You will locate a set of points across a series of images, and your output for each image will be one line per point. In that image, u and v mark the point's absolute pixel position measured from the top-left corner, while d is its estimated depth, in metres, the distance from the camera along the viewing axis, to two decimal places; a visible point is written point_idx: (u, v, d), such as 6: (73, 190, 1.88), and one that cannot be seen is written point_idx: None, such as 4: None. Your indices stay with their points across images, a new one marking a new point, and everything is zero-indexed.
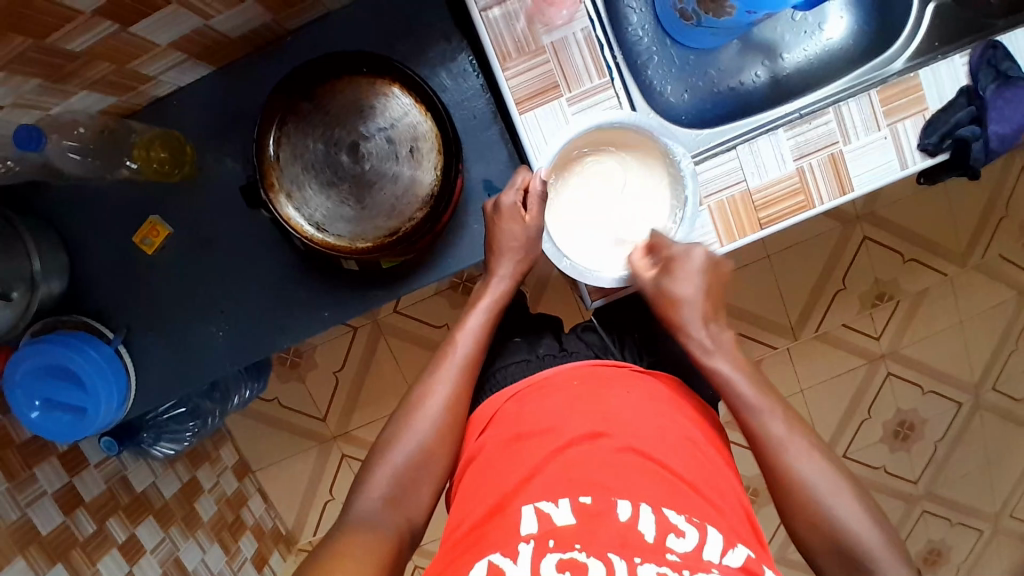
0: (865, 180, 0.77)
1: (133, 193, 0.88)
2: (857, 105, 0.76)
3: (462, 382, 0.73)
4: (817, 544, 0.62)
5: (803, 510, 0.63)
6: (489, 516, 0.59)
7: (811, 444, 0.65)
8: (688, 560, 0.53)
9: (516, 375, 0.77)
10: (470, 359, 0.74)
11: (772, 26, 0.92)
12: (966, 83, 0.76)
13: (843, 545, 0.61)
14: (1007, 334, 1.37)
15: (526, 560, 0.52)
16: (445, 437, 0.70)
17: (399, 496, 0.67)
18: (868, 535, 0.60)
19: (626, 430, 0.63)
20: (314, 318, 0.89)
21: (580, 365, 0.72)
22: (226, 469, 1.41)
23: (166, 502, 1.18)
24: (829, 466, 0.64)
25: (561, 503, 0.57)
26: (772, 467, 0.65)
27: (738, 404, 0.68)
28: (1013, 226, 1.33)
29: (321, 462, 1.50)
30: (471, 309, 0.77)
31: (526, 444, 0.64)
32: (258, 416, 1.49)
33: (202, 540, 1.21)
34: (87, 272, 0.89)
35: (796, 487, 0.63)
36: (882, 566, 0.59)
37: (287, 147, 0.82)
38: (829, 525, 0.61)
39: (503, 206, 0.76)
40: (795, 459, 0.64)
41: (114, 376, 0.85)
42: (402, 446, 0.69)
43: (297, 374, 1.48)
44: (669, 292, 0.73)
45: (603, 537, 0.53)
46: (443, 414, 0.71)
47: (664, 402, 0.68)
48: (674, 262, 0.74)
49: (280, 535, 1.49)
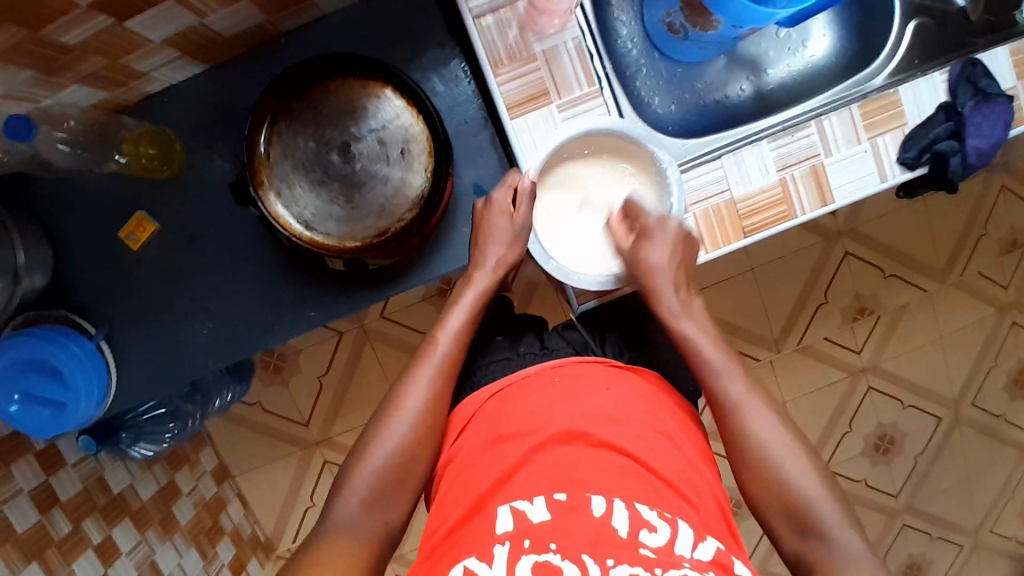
0: (844, 193, 0.78)
1: (121, 189, 0.88)
2: (839, 119, 0.78)
3: (442, 383, 0.72)
4: (777, 517, 0.64)
5: (758, 472, 0.65)
6: (467, 517, 0.60)
7: (770, 410, 0.68)
8: (660, 556, 0.54)
9: (497, 373, 0.78)
10: (450, 359, 0.74)
11: (757, 42, 0.94)
12: (946, 99, 0.79)
13: (793, 506, 0.63)
14: (986, 350, 1.40)
15: (501, 561, 0.53)
16: (422, 439, 0.69)
17: (378, 499, 0.67)
18: (818, 497, 0.63)
19: (603, 426, 0.64)
20: (300, 319, 0.89)
21: (552, 364, 0.73)
22: (206, 473, 1.39)
23: (143, 505, 1.16)
24: (786, 432, 0.67)
25: (536, 501, 0.57)
26: (730, 430, 0.68)
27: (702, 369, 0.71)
28: (991, 244, 1.36)
29: (303, 467, 1.48)
30: (452, 307, 0.77)
31: (505, 444, 0.65)
32: (240, 419, 1.47)
33: (179, 545, 1.19)
34: (72, 267, 0.88)
35: (751, 449, 0.66)
36: (829, 527, 0.61)
37: (278, 144, 0.83)
38: (780, 485, 0.64)
39: (492, 203, 0.78)
40: (755, 423, 0.67)
41: (96, 372, 0.84)
42: (379, 450, 0.68)
43: (281, 377, 1.47)
44: (641, 259, 0.76)
45: (577, 535, 0.54)
46: (422, 415, 0.70)
47: (642, 396, 0.70)
48: (649, 229, 0.76)
49: (259, 542, 1.47)
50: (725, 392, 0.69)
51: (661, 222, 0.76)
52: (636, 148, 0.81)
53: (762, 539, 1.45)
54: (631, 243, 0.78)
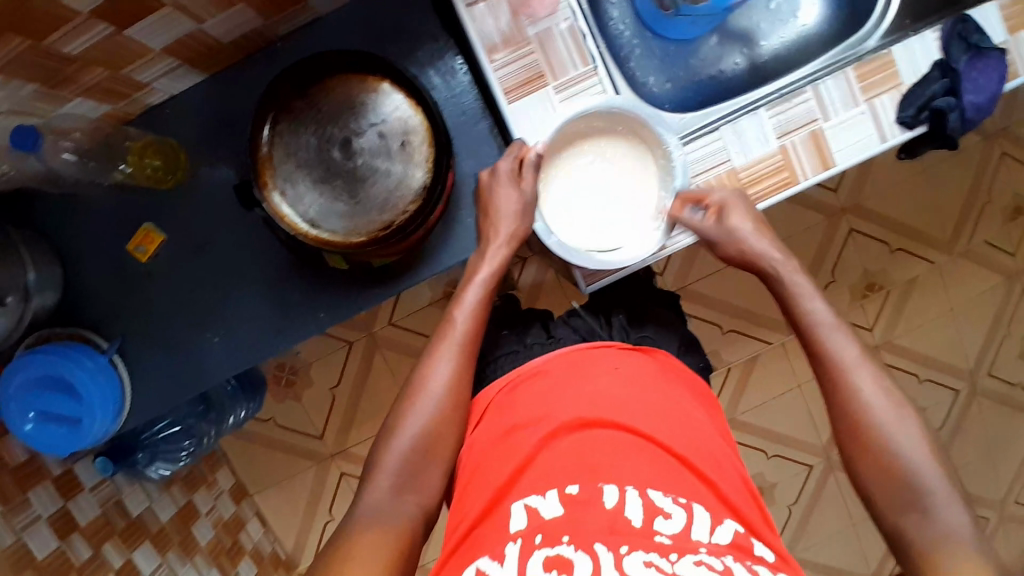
0: (846, 156, 0.79)
1: (128, 203, 0.88)
2: (834, 83, 0.78)
3: (464, 361, 0.73)
4: (876, 488, 0.63)
5: (862, 437, 0.65)
6: (483, 515, 0.59)
7: (882, 377, 0.67)
8: (676, 542, 0.52)
9: (507, 367, 0.79)
10: (469, 334, 0.74)
11: (748, 15, 0.94)
12: (940, 56, 0.79)
13: (900, 480, 0.62)
14: (998, 319, 1.38)
15: (513, 560, 0.52)
16: (446, 420, 0.70)
17: (408, 485, 0.67)
18: (928, 471, 0.62)
19: (617, 410, 0.64)
20: (310, 320, 0.89)
21: (567, 349, 0.73)
22: (223, 493, 1.39)
23: (163, 526, 1.16)
24: (898, 400, 0.66)
25: (548, 496, 0.57)
26: (836, 390, 0.68)
27: (806, 327, 0.72)
28: (995, 212, 1.35)
29: (320, 481, 1.48)
30: (468, 282, 0.78)
31: (520, 435, 0.65)
32: (254, 436, 1.47)
33: (201, 565, 1.19)
34: (82, 284, 0.89)
35: (858, 413, 0.66)
36: (936, 502, 0.60)
37: (279, 145, 0.83)
38: (884, 452, 0.63)
39: (496, 171, 0.78)
40: (861, 384, 0.67)
41: (110, 388, 0.84)
42: (406, 431, 0.68)
43: (293, 392, 1.46)
44: (726, 229, 0.76)
45: (590, 524, 0.53)
46: (446, 395, 0.70)
47: (657, 376, 0.70)
48: (726, 203, 0.77)
49: (280, 559, 1.46)
50: (834, 352, 0.69)
51: (735, 193, 0.77)
52: (648, 130, 0.81)
53: (786, 527, 1.43)
54: (712, 221, 0.77)
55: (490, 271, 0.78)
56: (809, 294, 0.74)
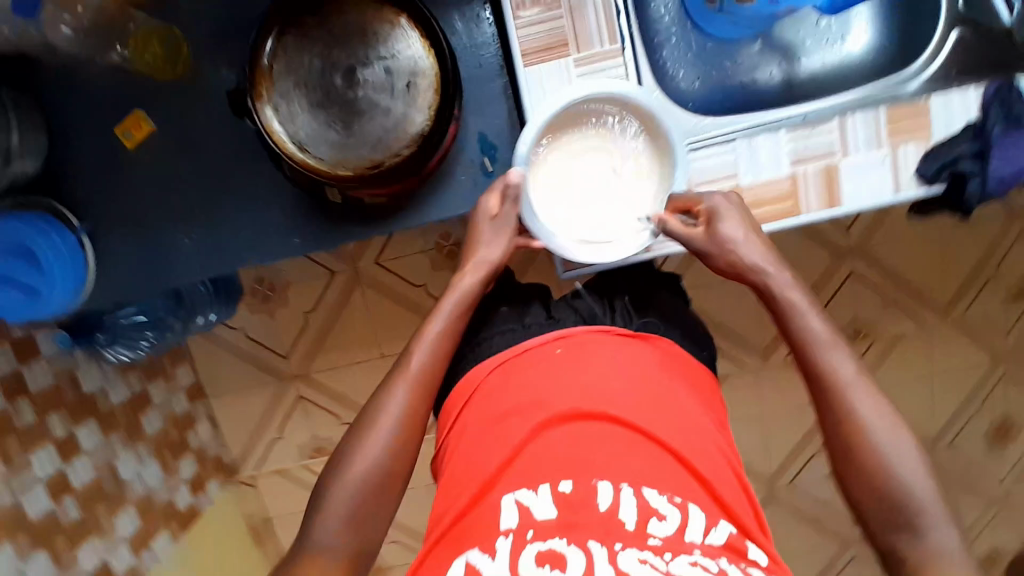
0: (853, 199, 0.76)
1: (123, 85, 0.85)
2: (862, 119, 0.75)
3: (421, 397, 0.70)
4: (874, 510, 0.61)
5: (858, 457, 0.63)
6: (471, 503, 0.60)
7: (880, 395, 0.65)
8: (669, 544, 0.54)
9: (502, 344, 0.75)
10: (428, 370, 0.71)
11: (795, 27, 0.90)
12: (976, 118, 0.75)
13: (895, 502, 0.60)
14: (974, 394, 1.37)
15: (504, 555, 0.54)
16: (401, 453, 0.67)
17: (358, 520, 0.65)
18: (927, 494, 0.60)
19: (606, 400, 0.63)
20: (284, 243, 0.87)
21: (568, 331, 0.72)
22: (180, 389, 1.39)
23: (112, 409, 1.18)
24: (895, 417, 0.64)
25: (541, 493, 0.57)
26: (831, 407, 0.65)
27: (801, 344, 0.68)
28: (998, 289, 1.32)
29: (276, 399, 1.46)
30: (435, 311, 0.74)
31: (508, 421, 0.64)
32: (223, 344, 1.43)
33: (142, 453, 1.24)
34: (72, 154, 0.87)
35: (856, 432, 0.63)
36: (930, 524, 0.59)
37: (282, 59, 0.80)
38: (888, 480, 0.61)
39: (482, 207, 0.77)
40: (857, 403, 0.64)
41: (73, 267, 0.83)
42: (358, 464, 0.66)
43: (267, 307, 1.42)
44: (716, 239, 0.73)
45: (585, 526, 0.55)
46: (400, 427, 0.68)
47: (651, 363, 0.68)
48: (715, 211, 0.73)
49: (222, 464, 1.47)
50: (830, 369, 0.66)
51: (728, 202, 0.74)
52: (659, 131, 0.78)
53: None
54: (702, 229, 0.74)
55: (467, 290, 0.75)
56: (804, 308, 0.69)
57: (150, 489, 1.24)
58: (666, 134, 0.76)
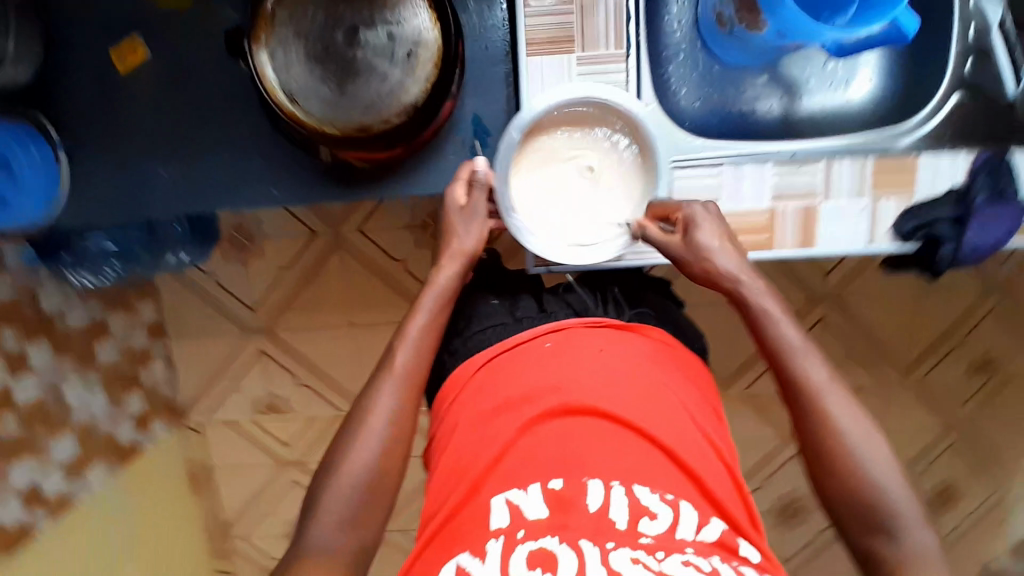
0: (826, 242, 0.80)
1: (122, 6, 0.83)
2: (848, 167, 0.78)
3: (407, 397, 0.73)
4: (849, 516, 0.67)
5: (832, 463, 0.68)
6: (462, 501, 0.62)
7: (850, 399, 0.70)
8: (661, 542, 0.56)
9: (492, 338, 0.77)
10: (410, 369, 0.74)
11: (802, 64, 0.89)
12: (960, 184, 0.79)
13: (871, 507, 0.65)
14: (920, 455, 1.39)
15: (495, 556, 0.56)
16: (393, 448, 0.71)
17: (356, 518, 0.68)
18: (898, 496, 0.65)
19: (596, 395, 0.65)
20: (261, 191, 0.86)
21: (569, 324, 0.75)
22: (140, 325, 1.33)
23: (71, 331, 1.16)
24: (866, 422, 0.69)
25: (532, 493, 0.59)
26: (807, 413, 0.70)
27: (776, 353, 0.73)
28: (961, 359, 1.33)
29: (237, 348, 1.40)
30: (416, 308, 0.77)
31: (499, 418, 0.67)
32: (191, 286, 1.36)
33: (92, 382, 1.22)
34: (64, 65, 0.85)
35: (832, 441, 0.68)
36: (904, 526, 0.64)
37: (285, 7, 0.78)
38: (859, 484, 0.66)
39: (449, 196, 0.80)
40: (830, 410, 0.69)
41: (43, 184, 0.84)
42: (352, 465, 0.69)
43: (242, 257, 1.34)
44: (696, 246, 0.76)
45: (575, 526, 0.57)
46: (389, 426, 0.71)
47: (641, 359, 0.70)
48: (692, 218, 0.76)
49: (171, 404, 1.43)
50: (803, 378, 0.71)
51: (704, 210, 0.77)
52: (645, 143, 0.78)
53: None
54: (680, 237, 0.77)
55: (445, 285, 0.78)
56: (780, 318, 0.74)
57: (94, 418, 1.22)
58: (654, 149, 0.77)
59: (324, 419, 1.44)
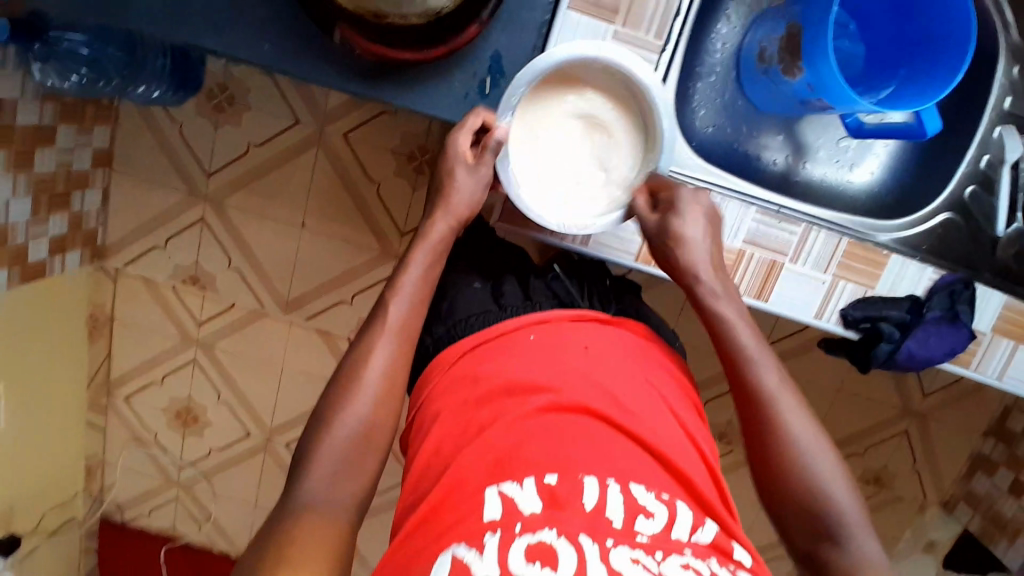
0: (779, 300, 0.80)
1: None
2: (824, 238, 0.79)
3: (401, 352, 0.72)
4: (805, 532, 0.67)
5: (785, 473, 0.69)
6: (449, 491, 0.59)
7: (802, 407, 0.72)
8: (656, 541, 0.55)
9: (476, 326, 0.76)
10: (402, 322, 0.73)
11: (818, 131, 0.89)
12: (920, 294, 0.81)
13: (825, 517, 0.66)
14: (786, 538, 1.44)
15: (493, 550, 0.52)
16: (385, 405, 0.69)
17: (345, 473, 0.65)
18: (851, 508, 0.67)
19: (584, 392, 0.65)
20: (252, 44, 0.78)
21: (561, 315, 0.75)
22: (89, 146, 1.22)
23: (13, 123, 1.03)
24: (818, 430, 0.71)
25: (526, 487, 0.57)
26: (764, 424, 0.71)
27: (735, 361, 0.74)
28: (856, 468, 1.37)
29: (179, 207, 1.31)
30: (415, 254, 0.77)
31: (488, 406, 0.65)
32: (149, 121, 1.26)
33: (19, 185, 1.09)
34: None
35: (787, 451, 0.69)
36: (854, 536, 0.65)
37: None
38: (809, 491, 0.67)
39: (455, 147, 0.77)
40: (787, 416, 0.70)
41: None
42: (343, 421, 0.66)
43: (214, 117, 1.25)
44: (672, 231, 0.75)
45: (571, 520, 0.54)
46: (382, 381, 0.69)
47: (621, 357, 0.70)
48: (676, 201, 0.76)
49: (92, 241, 1.32)
50: (760, 385, 0.72)
51: (689, 193, 0.77)
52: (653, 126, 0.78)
53: None
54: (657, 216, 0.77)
55: (439, 238, 0.78)
56: (744, 324, 0.75)
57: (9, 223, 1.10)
58: (660, 133, 0.78)
59: (241, 310, 1.38)
